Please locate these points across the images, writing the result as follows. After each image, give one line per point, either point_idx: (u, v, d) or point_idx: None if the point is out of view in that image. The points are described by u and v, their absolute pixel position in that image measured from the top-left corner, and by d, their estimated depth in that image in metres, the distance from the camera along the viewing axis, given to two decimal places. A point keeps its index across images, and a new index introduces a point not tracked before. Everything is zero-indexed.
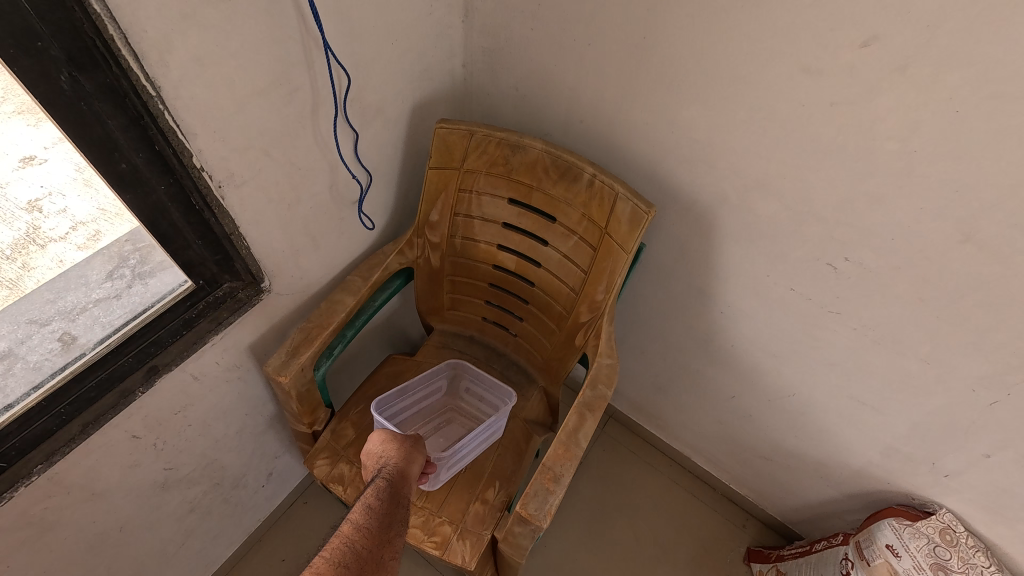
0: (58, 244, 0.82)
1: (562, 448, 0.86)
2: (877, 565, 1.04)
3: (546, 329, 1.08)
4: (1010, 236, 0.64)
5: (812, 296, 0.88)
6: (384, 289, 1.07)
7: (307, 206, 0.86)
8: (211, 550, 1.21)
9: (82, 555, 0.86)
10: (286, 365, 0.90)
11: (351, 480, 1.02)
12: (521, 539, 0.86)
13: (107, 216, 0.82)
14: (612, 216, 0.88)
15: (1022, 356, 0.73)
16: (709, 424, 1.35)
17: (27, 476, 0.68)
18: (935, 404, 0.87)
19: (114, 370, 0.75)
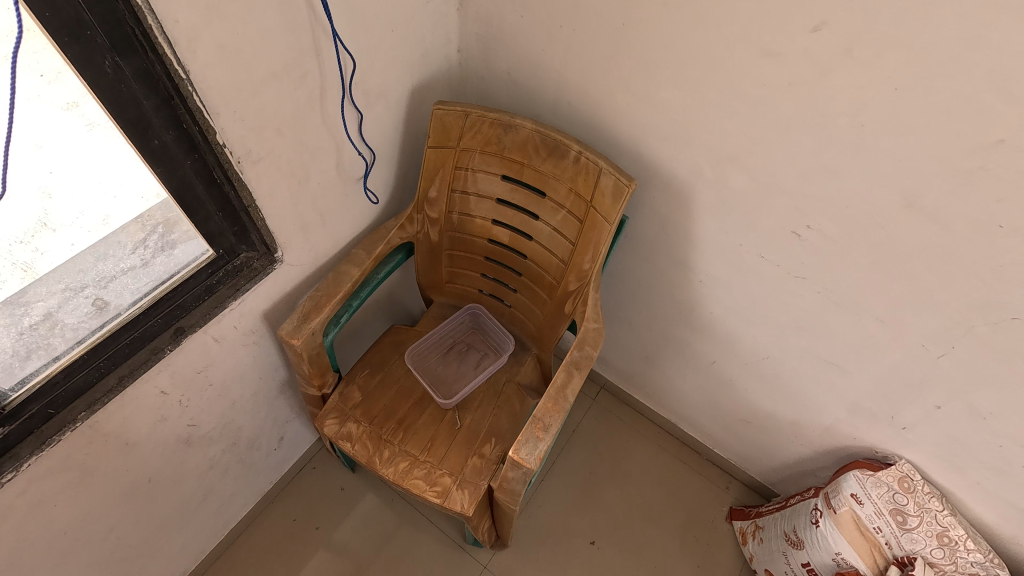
0: (69, 228, 0.81)
1: (551, 401, 0.95)
2: (843, 513, 1.13)
3: (538, 299, 1.16)
4: (947, 202, 0.72)
5: (782, 263, 0.96)
6: (387, 263, 1.14)
7: (316, 182, 0.94)
8: (228, 509, 1.30)
9: (116, 503, 0.95)
10: (298, 329, 0.98)
11: (358, 437, 1.11)
12: (514, 484, 0.95)
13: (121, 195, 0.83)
14: (597, 190, 0.96)
15: (964, 312, 0.81)
16: (694, 391, 1.43)
17: (72, 422, 0.77)
18: (892, 361, 0.96)
19: (144, 330, 0.83)
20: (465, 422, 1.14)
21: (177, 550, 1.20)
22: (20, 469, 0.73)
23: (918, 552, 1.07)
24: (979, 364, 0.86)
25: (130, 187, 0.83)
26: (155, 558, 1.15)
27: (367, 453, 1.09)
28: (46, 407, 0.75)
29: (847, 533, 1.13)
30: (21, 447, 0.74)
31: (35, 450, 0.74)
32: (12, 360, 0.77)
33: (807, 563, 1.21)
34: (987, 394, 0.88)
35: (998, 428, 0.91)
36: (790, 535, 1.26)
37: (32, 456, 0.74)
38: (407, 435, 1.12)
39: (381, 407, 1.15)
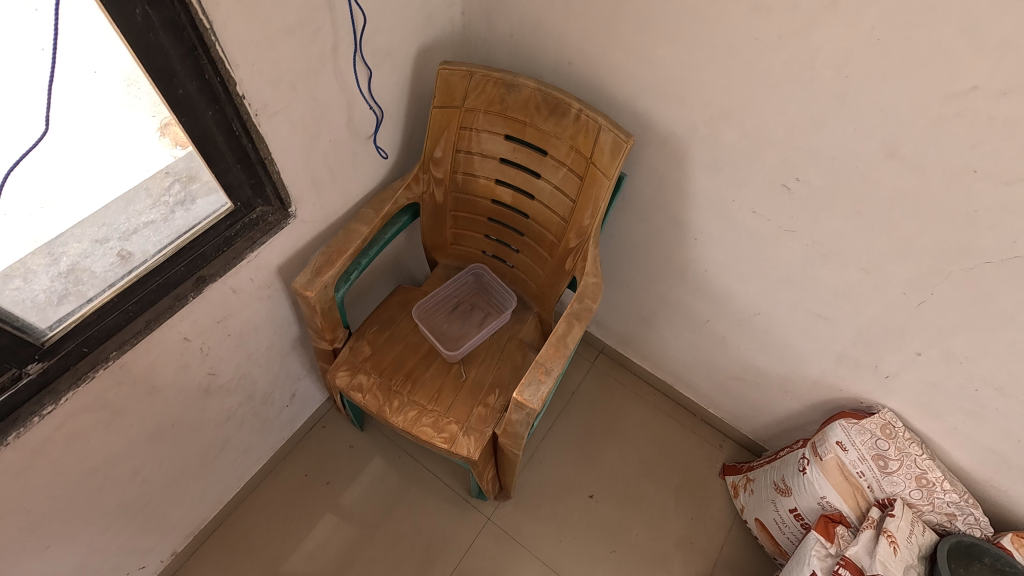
0: (78, 199, 0.84)
1: (553, 348, 1.00)
2: (828, 460, 1.17)
3: (540, 258, 1.21)
4: (925, 149, 0.76)
5: (772, 216, 1.01)
6: (393, 223, 1.19)
7: (327, 139, 0.98)
8: (244, 461, 1.36)
9: (143, 445, 1.01)
10: (311, 282, 1.03)
11: (369, 388, 1.16)
12: (518, 427, 1.01)
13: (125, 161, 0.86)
14: (596, 146, 1.00)
15: (942, 258, 0.86)
16: (688, 351, 1.48)
17: (105, 360, 0.83)
18: (875, 310, 1.01)
19: (169, 277, 0.88)
20: (470, 375, 1.20)
21: (196, 498, 1.26)
22: (59, 402, 0.79)
23: (898, 494, 1.14)
24: (956, 308, 0.91)
25: (136, 151, 0.87)
26: (177, 504, 1.21)
27: (377, 403, 1.15)
28: (81, 345, 0.81)
29: (832, 479, 1.16)
30: (58, 382, 0.80)
31: (73, 384, 0.80)
32: (46, 304, 0.80)
33: (794, 509, 1.25)
34: (963, 338, 0.93)
35: (973, 371, 0.96)
36: (778, 484, 1.31)
37: (69, 390, 0.80)
38: (415, 387, 1.17)
39: (390, 361, 1.20)
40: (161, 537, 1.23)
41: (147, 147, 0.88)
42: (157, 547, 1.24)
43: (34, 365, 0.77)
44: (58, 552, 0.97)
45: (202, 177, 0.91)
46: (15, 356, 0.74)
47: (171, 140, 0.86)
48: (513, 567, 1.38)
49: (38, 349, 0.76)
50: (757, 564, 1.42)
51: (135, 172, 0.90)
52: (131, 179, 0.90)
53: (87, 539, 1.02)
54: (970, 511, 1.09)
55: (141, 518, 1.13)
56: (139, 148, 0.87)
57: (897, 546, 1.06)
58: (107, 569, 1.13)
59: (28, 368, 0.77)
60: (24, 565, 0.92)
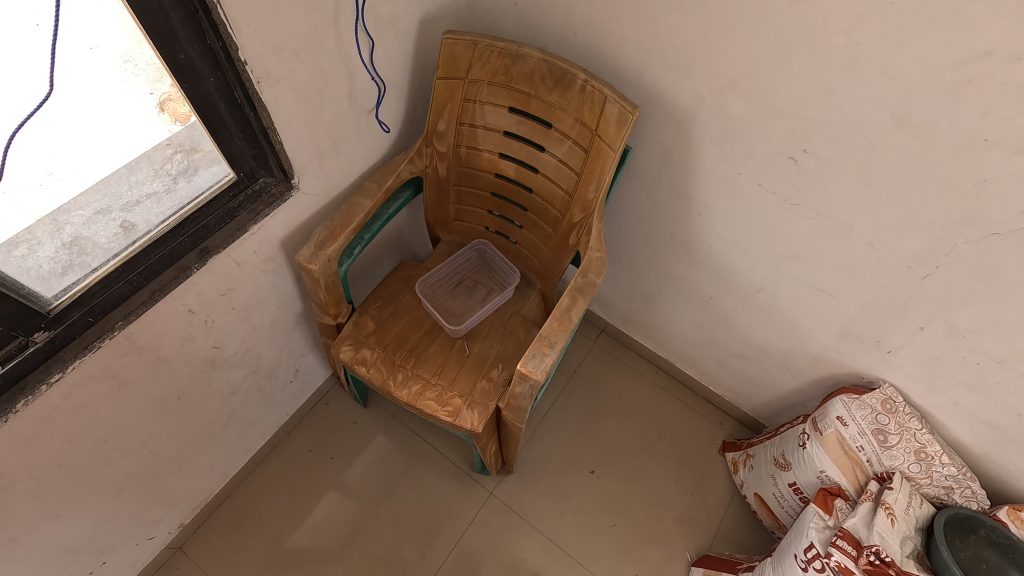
0: (77, 177, 0.82)
1: (557, 322, 1.00)
2: (828, 435, 1.17)
3: (543, 233, 1.20)
4: (936, 117, 0.77)
5: (778, 189, 1.01)
6: (397, 198, 1.18)
7: (331, 110, 0.97)
8: (249, 436, 1.37)
9: (150, 416, 1.02)
10: (315, 256, 1.02)
11: (372, 362, 1.17)
12: (522, 400, 1.02)
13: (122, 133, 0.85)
14: (602, 118, 0.99)
15: (948, 229, 0.86)
16: (690, 328, 1.48)
17: (111, 330, 0.83)
18: (880, 284, 1.01)
19: (173, 248, 0.88)
20: (473, 350, 1.20)
21: (203, 470, 1.28)
22: (67, 370, 0.80)
23: (897, 468, 1.13)
24: (961, 281, 0.91)
25: (134, 129, 0.86)
26: (184, 476, 1.23)
27: (381, 377, 1.15)
28: (87, 314, 0.81)
29: (832, 453, 1.17)
30: (65, 351, 0.81)
31: (80, 353, 0.81)
32: (50, 274, 0.79)
33: (793, 484, 1.26)
34: (967, 312, 0.94)
35: (975, 345, 0.97)
36: (778, 459, 1.32)
37: (76, 359, 0.81)
38: (419, 361, 1.18)
39: (394, 336, 1.20)
40: (169, 508, 1.25)
41: (145, 121, 0.86)
42: (165, 518, 1.26)
43: (40, 334, 0.77)
44: (68, 520, 0.99)
45: (204, 147, 0.91)
46: (22, 324, 0.74)
47: (170, 116, 0.87)
48: (515, 539, 1.40)
49: (44, 318, 0.76)
50: (754, 539, 1.44)
51: (131, 149, 0.88)
52: (127, 156, 0.88)
53: (97, 508, 1.04)
54: (967, 484, 1.10)
55: (149, 489, 1.14)
56: (137, 125, 0.86)
57: (895, 518, 1.06)
58: (117, 538, 1.14)
59: (35, 337, 0.77)
60: (36, 532, 0.94)
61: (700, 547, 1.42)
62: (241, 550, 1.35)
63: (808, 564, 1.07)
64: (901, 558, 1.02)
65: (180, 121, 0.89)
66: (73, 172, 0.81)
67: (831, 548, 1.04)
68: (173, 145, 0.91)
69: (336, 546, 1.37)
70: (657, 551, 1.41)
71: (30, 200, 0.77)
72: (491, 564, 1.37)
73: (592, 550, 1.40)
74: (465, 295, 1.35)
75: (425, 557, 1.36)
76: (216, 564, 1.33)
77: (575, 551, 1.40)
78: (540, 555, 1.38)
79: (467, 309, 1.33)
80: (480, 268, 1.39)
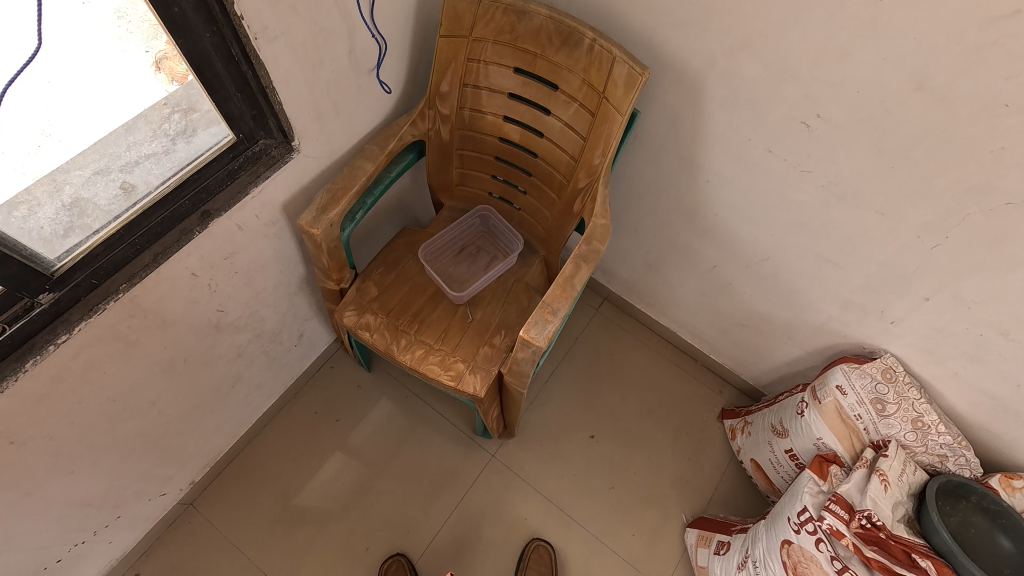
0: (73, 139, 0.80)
1: (561, 289, 1.00)
2: (826, 403, 1.18)
3: (548, 200, 1.18)
4: (956, 80, 0.75)
5: (788, 156, 1.00)
6: (399, 162, 1.16)
7: (330, 69, 0.94)
8: (255, 398, 1.40)
9: (157, 377, 1.03)
10: (317, 220, 1.01)
11: (376, 327, 1.17)
12: (524, 366, 1.02)
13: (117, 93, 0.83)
14: (609, 80, 0.96)
15: (961, 198, 0.85)
16: (693, 297, 1.48)
17: (116, 292, 0.83)
18: (887, 254, 1.00)
19: (174, 210, 0.87)
20: (476, 316, 1.20)
21: (212, 430, 1.31)
22: (73, 332, 0.81)
23: (893, 436, 1.14)
24: (970, 252, 0.90)
25: (130, 90, 0.84)
26: (192, 436, 1.26)
27: (385, 341, 1.16)
28: (91, 277, 0.81)
29: (830, 421, 1.18)
30: (70, 312, 0.81)
31: (85, 315, 0.81)
32: (52, 236, 0.79)
33: (789, 450, 1.28)
34: (973, 283, 0.93)
35: (979, 316, 0.97)
36: (775, 427, 1.34)
37: (82, 320, 0.81)
38: (423, 327, 1.18)
39: (397, 302, 1.21)
40: (180, 466, 1.29)
41: (141, 82, 0.84)
42: (176, 476, 1.29)
43: (45, 295, 0.77)
44: (83, 476, 1.02)
45: (202, 107, 0.90)
46: (27, 286, 0.74)
47: (167, 75, 0.85)
48: (515, 500, 1.44)
49: (48, 279, 0.77)
50: (749, 503, 1.47)
51: (128, 111, 0.86)
52: (125, 118, 0.86)
53: (110, 464, 1.07)
54: (962, 453, 1.12)
55: (160, 447, 1.17)
56: (133, 86, 0.84)
57: (888, 484, 1.08)
58: (130, 494, 1.18)
59: (39, 298, 0.77)
60: (51, 487, 0.97)
61: (696, 509, 1.45)
62: (250, 506, 1.39)
63: (800, 526, 1.08)
64: (892, 521, 1.06)
65: (178, 81, 0.86)
66: (69, 134, 0.79)
67: (824, 511, 1.07)
68: (171, 105, 0.89)
69: (342, 505, 1.41)
70: (654, 513, 1.45)
71: (30, 161, 0.76)
72: (492, 523, 1.41)
73: (591, 512, 1.44)
74: (470, 263, 1.34)
75: (428, 516, 1.41)
76: (227, 519, 1.38)
77: (574, 512, 1.44)
78: (540, 515, 1.43)
79: (471, 277, 1.32)
80: (485, 236, 1.38)
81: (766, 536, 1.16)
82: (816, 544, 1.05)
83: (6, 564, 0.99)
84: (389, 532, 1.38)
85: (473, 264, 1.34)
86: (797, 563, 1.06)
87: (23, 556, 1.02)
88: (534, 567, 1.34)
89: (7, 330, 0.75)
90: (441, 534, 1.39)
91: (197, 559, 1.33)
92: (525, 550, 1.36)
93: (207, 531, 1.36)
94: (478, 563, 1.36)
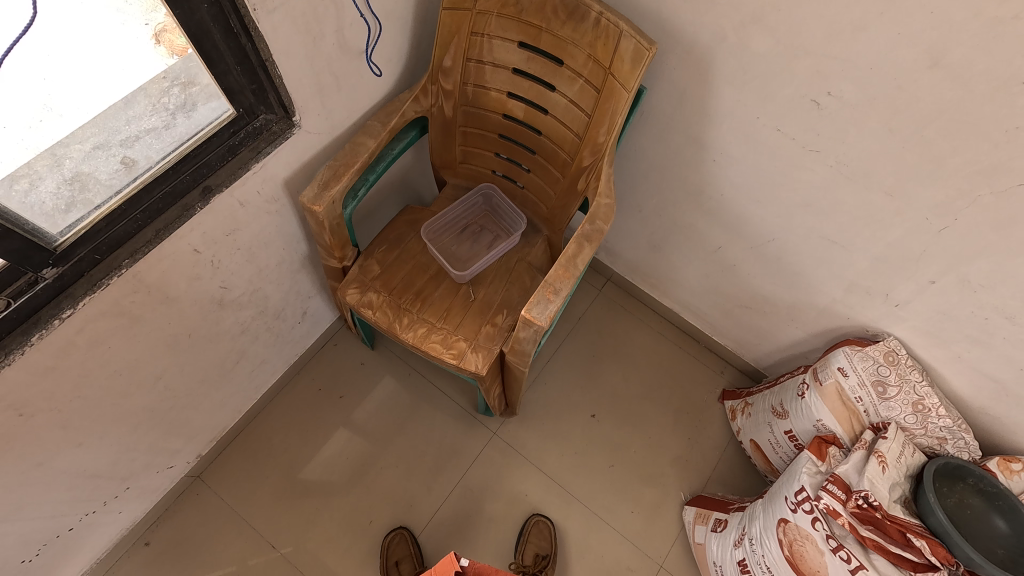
0: (74, 113, 0.79)
1: (563, 269, 0.99)
2: (827, 385, 1.18)
3: (552, 178, 1.17)
4: (972, 57, 0.73)
5: (797, 134, 0.98)
6: (400, 139, 1.14)
7: (331, 42, 0.93)
8: (260, 374, 1.41)
9: (162, 352, 1.04)
10: (319, 197, 1.00)
11: (379, 305, 1.18)
12: (525, 345, 1.03)
13: (117, 66, 0.81)
14: (616, 55, 0.94)
15: (973, 179, 0.84)
16: (697, 278, 1.47)
17: (119, 268, 0.84)
18: (894, 236, 0.99)
19: (176, 185, 0.87)
20: (479, 295, 1.20)
21: (218, 405, 1.33)
22: (77, 307, 0.81)
23: (893, 419, 1.15)
24: (979, 235, 0.89)
25: (130, 66, 0.83)
26: (198, 411, 1.27)
27: (387, 319, 1.16)
28: (93, 252, 0.81)
29: (830, 403, 1.18)
30: (74, 287, 0.82)
31: (89, 290, 0.82)
32: (54, 211, 0.79)
33: (789, 431, 1.29)
34: (981, 266, 0.92)
35: (986, 299, 0.96)
36: (775, 408, 1.34)
37: (86, 296, 0.81)
38: (425, 305, 1.18)
39: (400, 280, 1.21)
40: (187, 440, 1.31)
41: (140, 56, 0.83)
42: (183, 448, 1.32)
43: (49, 270, 0.77)
44: (91, 448, 1.04)
45: (202, 80, 0.88)
46: (29, 260, 0.74)
47: (166, 49, 0.83)
48: (517, 477, 1.46)
49: (50, 254, 0.77)
50: (747, 482, 1.49)
51: (127, 86, 0.84)
52: (125, 93, 0.84)
53: (117, 437, 1.08)
54: (961, 436, 1.12)
55: (167, 421, 1.19)
56: (134, 61, 0.82)
57: (886, 466, 1.09)
58: (138, 466, 1.21)
59: (43, 273, 0.77)
60: (61, 458, 0.99)
61: (694, 488, 1.47)
62: (256, 479, 1.42)
63: (797, 506, 1.09)
64: (889, 502, 1.07)
65: (178, 55, 0.84)
66: (69, 108, 0.78)
67: (821, 492, 1.08)
68: (170, 78, 0.87)
69: (345, 479, 1.43)
70: (653, 490, 1.47)
71: (30, 136, 0.75)
72: (493, 498, 1.43)
73: (591, 488, 1.46)
74: (473, 242, 1.34)
75: (431, 490, 1.43)
76: (233, 491, 1.41)
77: (574, 489, 1.46)
78: (540, 491, 1.45)
79: (474, 256, 1.32)
80: (489, 214, 1.37)
81: (764, 515, 1.17)
82: (813, 523, 1.06)
83: (20, 531, 1.02)
84: (392, 505, 1.41)
85: (476, 243, 1.33)
86: (794, 541, 1.08)
87: (36, 524, 1.05)
88: (534, 542, 1.37)
89: (12, 305, 0.76)
90: (442, 509, 1.41)
91: (205, 528, 1.36)
92: (525, 525, 1.39)
93: (214, 502, 1.39)
94: (479, 537, 1.39)
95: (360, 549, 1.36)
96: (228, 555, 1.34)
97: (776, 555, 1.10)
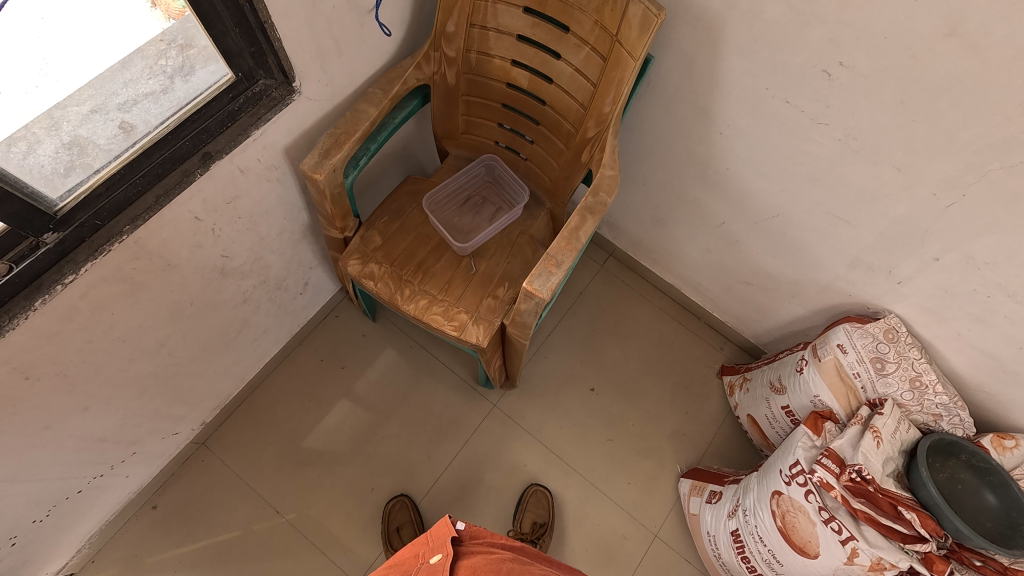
0: (69, 76, 0.77)
1: (565, 241, 0.99)
2: (826, 360, 1.19)
3: (554, 149, 1.15)
4: (990, 26, 0.71)
5: (806, 107, 0.96)
6: (402, 108, 1.12)
7: (331, 4, 0.90)
8: (263, 342, 1.42)
9: (165, 320, 1.05)
10: (320, 165, 0.99)
11: (380, 277, 1.18)
12: (526, 317, 1.03)
13: (113, 28, 0.79)
14: (624, 21, 0.92)
15: (983, 153, 0.83)
16: (699, 254, 1.47)
17: (120, 234, 0.83)
18: (901, 212, 0.98)
19: (174, 151, 0.86)
20: (480, 268, 1.20)
21: (221, 372, 1.34)
22: (79, 272, 0.81)
23: (890, 395, 1.15)
24: (985, 211, 0.88)
25: (127, 28, 0.81)
26: (202, 378, 1.29)
27: (388, 290, 1.17)
28: (94, 218, 0.81)
29: (828, 379, 1.19)
30: (76, 253, 0.82)
31: (91, 255, 0.82)
32: (54, 175, 0.78)
33: (786, 407, 1.30)
34: (987, 242, 0.91)
35: (989, 277, 0.95)
36: (774, 383, 1.35)
37: (88, 261, 0.81)
38: (426, 277, 1.18)
39: (402, 251, 1.20)
40: (192, 407, 1.33)
41: (133, 18, 0.81)
42: (188, 415, 1.34)
43: (49, 235, 0.77)
44: (96, 413, 1.05)
45: (199, 43, 0.86)
46: (30, 224, 0.74)
47: (163, 12, 0.82)
48: (516, 447, 1.49)
49: (51, 219, 0.76)
50: (743, 455, 1.51)
51: (121, 47, 0.82)
52: (119, 52, 0.82)
53: (122, 402, 1.10)
54: (956, 412, 1.13)
55: (171, 388, 1.21)
56: (129, 24, 0.81)
57: (881, 440, 1.10)
58: (144, 432, 1.23)
59: (44, 238, 0.77)
60: (68, 422, 1.01)
61: (690, 461, 1.50)
62: (259, 447, 1.45)
63: (791, 478, 1.11)
64: (882, 475, 1.08)
65: (172, 16, 0.83)
66: (65, 70, 0.76)
67: (816, 465, 1.10)
68: (166, 40, 0.85)
69: (348, 448, 1.46)
70: (650, 463, 1.49)
71: (28, 100, 0.74)
72: (493, 467, 1.46)
73: (588, 459, 1.49)
74: (477, 214, 1.33)
75: (432, 458, 1.46)
76: (238, 457, 1.43)
77: (572, 459, 1.48)
78: (540, 462, 1.47)
79: (478, 227, 1.31)
80: (490, 185, 1.35)
81: (758, 487, 1.19)
82: (806, 495, 1.08)
83: (29, 492, 1.04)
84: (393, 472, 1.44)
85: (480, 214, 1.33)
86: (787, 512, 1.11)
87: (44, 485, 1.07)
88: (532, 510, 1.40)
89: (15, 269, 0.76)
90: (443, 477, 1.44)
91: (211, 492, 1.40)
92: (524, 494, 1.42)
93: (219, 468, 1.42)
94: (479, 505, 1.42)
95: (363, 514, 1.40)
96: (234, 519, 1.38)
97: (769, 526, 1.13)
